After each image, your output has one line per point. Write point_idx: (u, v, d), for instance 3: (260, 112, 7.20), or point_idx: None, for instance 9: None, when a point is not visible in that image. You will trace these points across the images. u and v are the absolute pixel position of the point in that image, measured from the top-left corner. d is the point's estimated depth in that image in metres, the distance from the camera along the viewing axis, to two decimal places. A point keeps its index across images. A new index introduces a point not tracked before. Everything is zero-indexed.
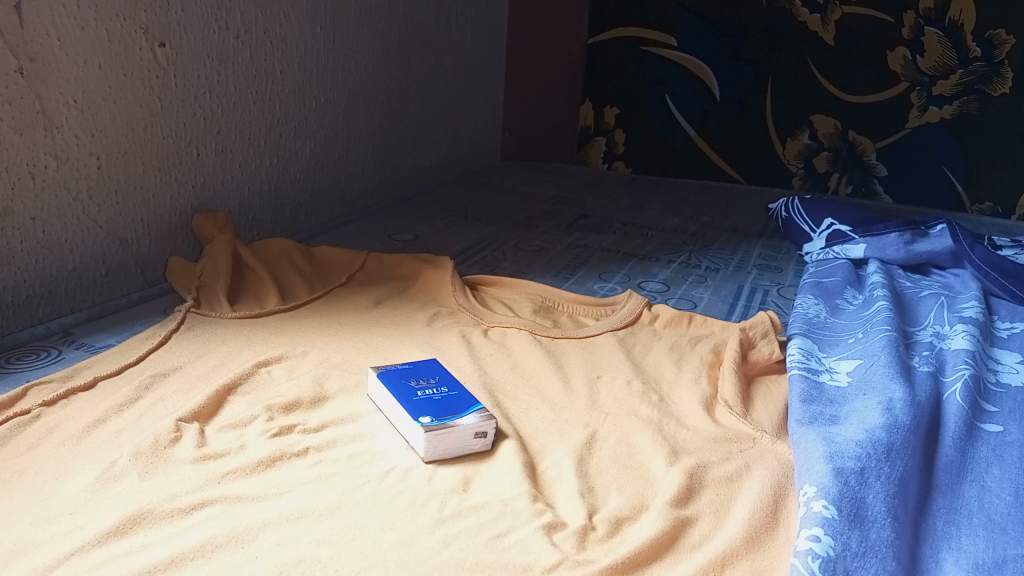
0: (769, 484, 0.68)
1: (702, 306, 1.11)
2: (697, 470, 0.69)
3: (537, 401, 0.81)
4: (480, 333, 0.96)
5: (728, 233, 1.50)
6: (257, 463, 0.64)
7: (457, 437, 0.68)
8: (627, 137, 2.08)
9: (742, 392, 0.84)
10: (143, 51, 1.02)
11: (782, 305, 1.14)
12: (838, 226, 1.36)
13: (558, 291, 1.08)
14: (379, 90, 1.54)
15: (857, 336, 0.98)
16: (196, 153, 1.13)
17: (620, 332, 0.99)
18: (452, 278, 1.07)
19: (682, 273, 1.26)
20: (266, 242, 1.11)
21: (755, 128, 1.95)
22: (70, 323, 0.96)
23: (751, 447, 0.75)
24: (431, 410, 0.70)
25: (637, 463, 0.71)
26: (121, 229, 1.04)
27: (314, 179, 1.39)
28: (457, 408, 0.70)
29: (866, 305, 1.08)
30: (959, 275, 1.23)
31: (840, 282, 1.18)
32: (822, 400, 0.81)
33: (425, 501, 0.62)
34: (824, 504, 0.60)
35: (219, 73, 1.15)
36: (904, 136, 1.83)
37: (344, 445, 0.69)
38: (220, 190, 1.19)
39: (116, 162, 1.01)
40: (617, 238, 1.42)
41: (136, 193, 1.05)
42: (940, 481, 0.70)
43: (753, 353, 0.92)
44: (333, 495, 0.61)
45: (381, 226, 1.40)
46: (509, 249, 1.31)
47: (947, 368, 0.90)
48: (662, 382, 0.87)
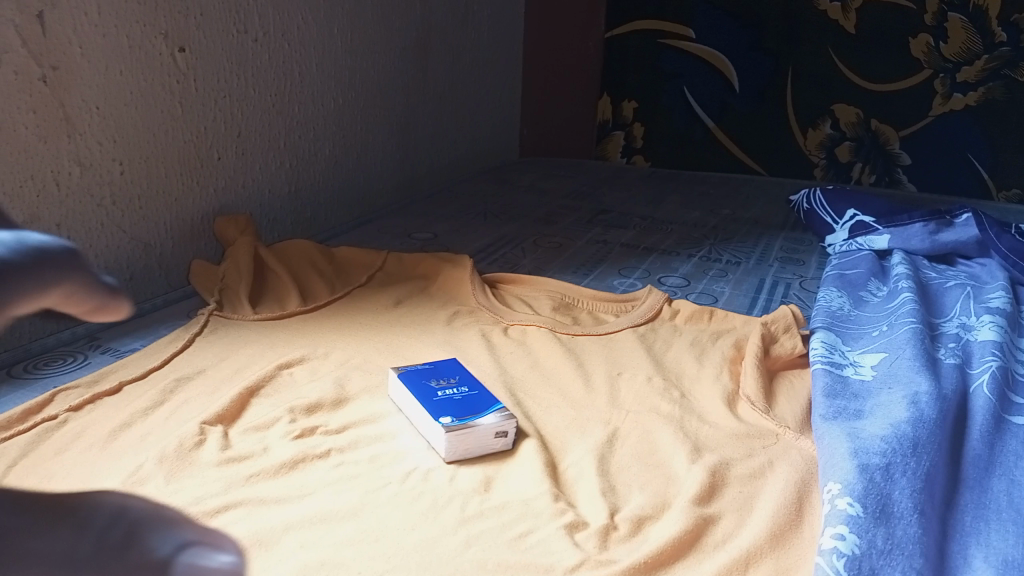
0: (793, 481, 0.67)
1: (723, 301, 1.11)
2: (719, 468, 0.69)
3: (558, 400, 0.81)
4: (500, 332, 0.96)
5: (748, 226, 1.49)
6: (281, 465, 0.65)
7: (478, 436, 0.68)
8: (646, 130, 2.07)
9: (765, 388, 0.83)
10: (163, 57, 1.03)
11: (804, 298, 1.13)
12: (861, 217, 1.34)
13: (578, 288, 1.07)
14: (397, 90, 1.54)
15: (882, 328, 0.96)
16: (216, 156, 1.14)
17: (640, 328, 0.99)
18: (471, 276, 1.07)
19: (703, 267, 1.25)
20: (287, 244, 1.12)
21: (775, 118, 1.93)
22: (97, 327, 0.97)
23: (774, 443, 0.74)
24: (452, 410, 0.70)
25: (659, 460, 0.71)
26: (144, 234, 1.05)
27: (334, 179, 1.40)
28: (477, 408, 0.71)
29: (890, 297, 1.07)
30: (986, 265, 1.21)
31: (863, 273, 1.17)
32: (846, 394, 0.80)
33: (447, 501, 0.62)
34: (849, 501, 0.60)
35: (238, 76, 1.16)
36: (928, 124, 1.80)
37: (366, 446, 0.69)
38: (242, 193, 1.20)
39: (138, 167, 1.03)
40: (637, 233, 1.41)
41: (159, 198, 1.06)
42: (968, 475, 0.69)
43: (776, 347, 0.91)
44: (355, 497, 0.62)
45: (401, 225, 1.40)
46: (529, 246, 1.31)
47: (974, 360, 0.89)
48: (684, 378, 0.87)
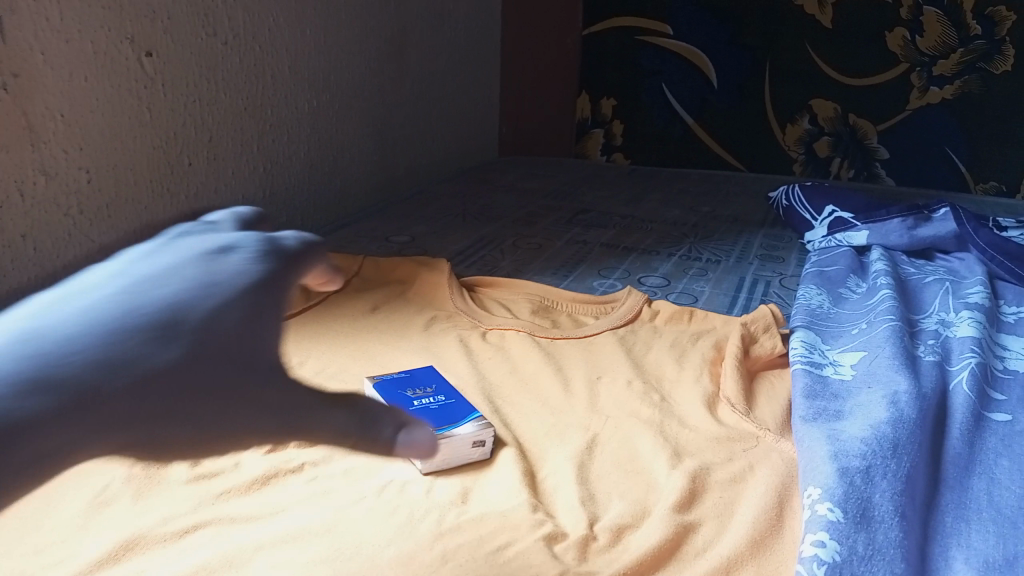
0: (773, 485, 0.67)
1: (703, 300, 1.10)
2: (699, 473, 0.68)
3: (537, 406, 0.80)
4: (479, 336, 0.95)
5: (728, 223, 1.49)
6: (251, 483, 0.64)
7: (455, 447, 0.67)
8: (625, 128, 2.06)
9: (745, 389, 0.83)
10: (129, 61, 1.01)
11: (784, 296, 1.13)
12: (839, 213, 1.34)
13: (557, 291, 1.06)
14: (373, 91, 1.53)
15: (861, 326, 0.96)
16: (187, 162, 1.12)
17: (620, 331, 0.98)
18: (449, 280, 1.05)
19: (683, 266, 1.24)
20: None
21: (754, 114, 1.93)
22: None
23: (754, 446, 0.73)
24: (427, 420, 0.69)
25: (639, 466, 0.70)
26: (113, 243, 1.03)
27: (309, 183, 1.38)
28: (452, 418, 0.70)
29: (869, 294, 1.07)
30: (964, 259, 1.21)
31: (843, 270, 1.17)
32: (825, 394, 0.79)
33: (423, 515, 0.61)
34: (829, 506, 0.59)
35: (207, 79, 1.13)
36: (905, 117, 1.80)
37: (340, 459, 0.68)
38: (214, 199, 1.18)
39: (106, 175, 1.00)
40: (617, 233, 1.40)
41: (128, 206, 1.04)
42: (948, 474, 0.69)
43: (756, 348, 0.91)
44: (329, 513, 0.61)
45: (378, 227, 1.38)
46: (508, 247, 1.30)
47: (953, 357, 0.89)
48: (664, 381, 0.86)
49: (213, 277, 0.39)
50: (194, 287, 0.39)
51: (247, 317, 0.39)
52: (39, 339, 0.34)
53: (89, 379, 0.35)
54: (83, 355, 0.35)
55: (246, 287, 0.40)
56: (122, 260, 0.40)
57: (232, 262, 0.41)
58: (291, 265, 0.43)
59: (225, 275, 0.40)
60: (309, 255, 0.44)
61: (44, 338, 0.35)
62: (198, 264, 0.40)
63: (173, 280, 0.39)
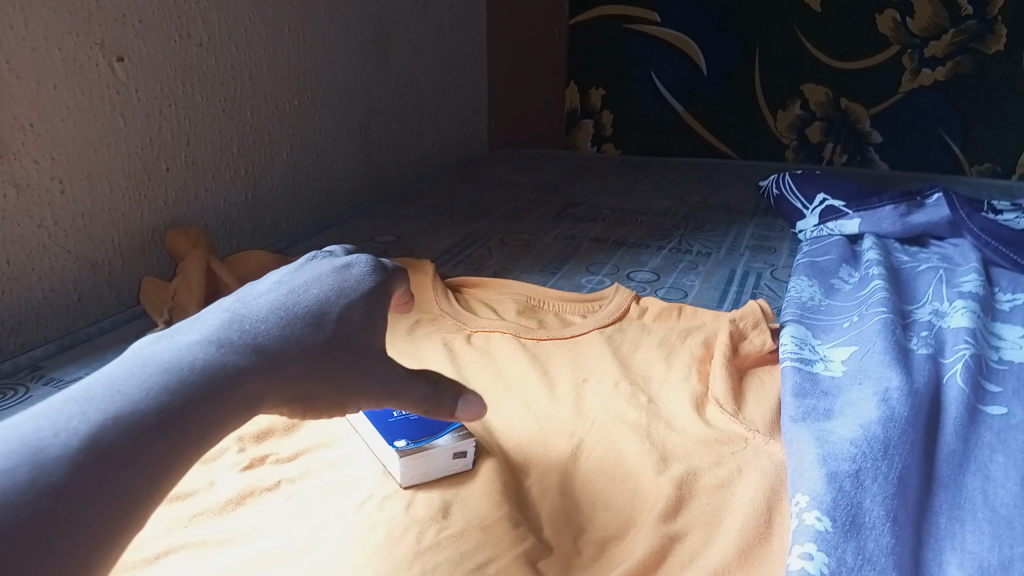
0: (762, 489, 0.65)
1: (693, 295, 1.08)
2: (687, 479, 0.67)
3: (521, 412, 0.78)
4: (463, 339, 0.93)
5: (719, 213, 1.47)
6: (226, 502, 0.63)
7: (438, 456, 0.66)
8: (614, 118, 2.04)
9: (734, 388, 0.81)
10: (101, 67, 0.99)
11: (775, 289, 1.11)
12: (831, 201, 1.32)
13: (543, 290, 1.04)
14: (356, 88, 1.50)
15: (853, 319, 0.94)
16: (165, 168, 1.10)
17: (607, 330, 0.96)
18: (433, 281, 1.04)
19: (673, 260, 1.22)
20: (242, 256, 1.09)
21: (745, 101, 1.90)
22: (41, 356, 0.93)
23: (743, 449, 0.72)
24: (408, 431, 0.67)
25: (624, 472, 0.69)
26: (91, 252, 1.01)
27: (293, 184, 1.36)
28: (435, 426, 0.68)
29: (862, 285, 1.05)
30: (958, 245, 1.19)
31: (835, 259, 1.15)
32: (816, 392, 0.77)
33: (402, 532, 0.60)
34: (817, 515, 0.57)
35: (183, 83, 1.11)
36: (897, 100, 1.78)
37: (318, 474, 0.67)
38: (194, 204, 1.16)
39: (81, 184, 0.99)
40: (606, 227, 1.39)
41: (104, 214, 1.02)
42: (942, 474, 0.67)
43: (745, 344, 0.89)
44: (304, 532, 0.59)
45: (363, 228, 1.36)
46: (495, 245, 1.28)
47: (947, 348, 0.87)
48: (651, 381, 0.85)
49: (343, 284, 0.58)
50: (334, 289, 0.57)
51: (361, 305, 0.57)
52: (233, 322, 0.52)
53: (266, 346, 0.51)
54: (259, 329, 0.52)
55: (362, 289, 0.58)
56: (271, 279, 0.58)
57: (354, 274, 0.59)
58: (389, 280, 0.61)
59: (345, 281, 0.58)
60: (401, 269, 0.64)
61: (232, 323, 0.52)
62: (324, 275, 0.58)
63: (310, 288, 0.57)
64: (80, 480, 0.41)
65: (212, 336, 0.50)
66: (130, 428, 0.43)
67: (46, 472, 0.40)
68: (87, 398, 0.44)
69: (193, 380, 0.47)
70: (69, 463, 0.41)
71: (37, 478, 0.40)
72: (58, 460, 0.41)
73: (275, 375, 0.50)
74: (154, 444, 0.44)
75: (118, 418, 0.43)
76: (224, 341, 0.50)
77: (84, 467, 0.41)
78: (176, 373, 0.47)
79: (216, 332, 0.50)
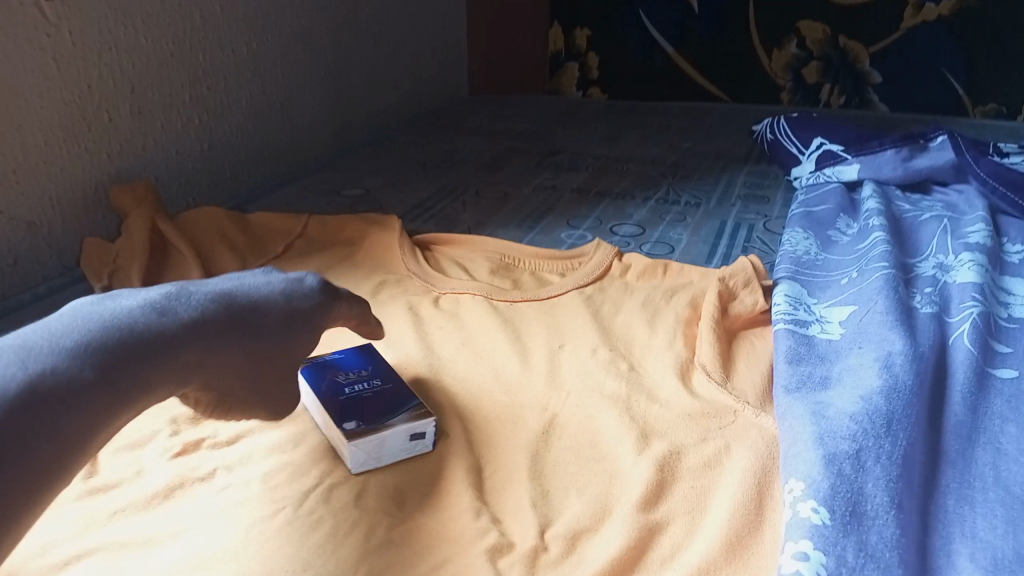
0: (752, 469, 0.59)
1: (681, 250, 1.01)
2: (669, 459, 0.60)
3: (490, 383, 0.71)
4: (431, 302, 0.86)
5: (709, 161, 1.38)
6: (152, 496, 0.56)
7: (393, 441, 0.59)
8: (601, 60, 1.93)
9: (723, 354, 0.74)
10: (26, 8, 0.88)
11: (768, 242, 1.03)
12: (828, 145, 1.24)
13: (518, 246, 0.97)
14: (321, 30, 1.40)
15: (852, 275, 0.87)
16: (107, 118, 1.01)
17: (587, 290, 0.88)
18: (400, 239, 0.96)
19: (660, 211, 1.15)
20: (193, 214, 1.00)
21: (738, 40, 1.80)
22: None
23: (731, 423, 0.65)
24: (359, 411, 0.60)
25: (601, 452, 0.62)
26: (27, 212, 0.93)
27: (254, 134, 1.27)
28: (389, 405, 0.61)
29: (861, 237, 0.97)
30: (963, 191, 1.11)
31: (832, 209, 1.07)
32: (811, 358, 0.70)
33: (349, 530, 0.53)
34: (814, 506, 0.51)
35: (124, 25, 1.01)
36: (899, 38, 1.68)
37: (259, 460, 0.60)
38: (142, 157, 1.07)
39: (10, 138, 0.89)
40: (589, 176, 1.30)
41: (40, 170, 0.93)
42: (949, 448, 0.61)
43: (735, 305, 0.82)
44: (238, 530, 0.53)
45: (330, 180, 1.27)
46: (470, 197, 1.20)
47: (953, 306, 0.80)
48: (633, 346, 0.78)
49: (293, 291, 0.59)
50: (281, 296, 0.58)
51: (306, 319, 0.59)
52: (174, 301, 0.51)
53: (203, 326, 0.51)
54: (205, 311, 0.52)
55: (310, 300, 0.60)
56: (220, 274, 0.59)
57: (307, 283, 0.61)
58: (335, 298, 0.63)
59: (296, 292, 0.59)
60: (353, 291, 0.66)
61: (176, 298, 0.51)
62: (274, 280, 0.60)
63: (260, 288, 0.58)
64: (6, 423, 0.38)
65: (155, 307, 0.50)
66: (66, 380, 0.42)
67: None
68: (22, 347, 0.43)
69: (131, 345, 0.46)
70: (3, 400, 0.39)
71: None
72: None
73: (209, 358, 0.50)
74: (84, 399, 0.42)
75: (54, 367, 0.42)
76: (167, 315, 0.49)
77: (19, 407, 0.39)
78: (118, 335, 0.46)
79: (160, 304, 0.50)
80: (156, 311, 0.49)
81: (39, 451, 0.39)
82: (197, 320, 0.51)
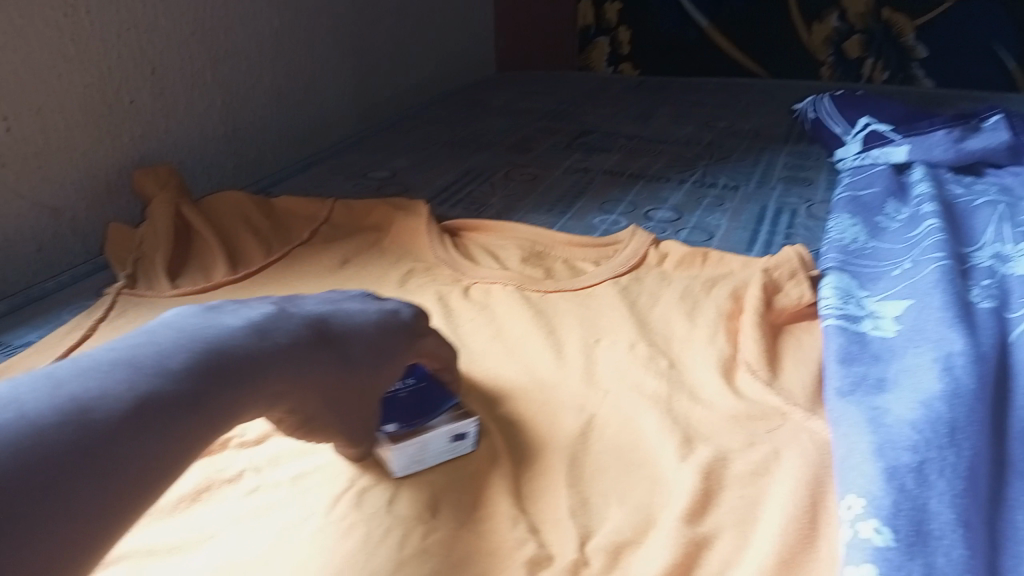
0: (805, 478, 0.56)
1: (719, 237, 0.96)
2: (715, 466, 0.57)
3: (524, 381, 0.68)
4: (461, 293, 0.83)
5: (747, 141, 1.33)
6: (179, 500, 0.54)
7: (433, 447, 0.56)
8: (632, 35, 1.88)
9: (768, 351, 0.71)
10: None
11: (812, 228, 0.99)
12: (875, 125, 1.18)
13: (550, 233, 0.93)
14: (345, 6, 1.36)
15: (905, 266, 0.82)
16: (129, 100, 0.99)
17: (622, 280, 0.85)
18: (428, 226, 0.93)
19: (696, 195, 1.10)
20: (218, 198, 0.98)
21: (775, 13, 1.74)
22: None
23: (780, 426, 0.62)
24: (397, 411, 0.57)
25: (642, 457, 0.59)
26: (50, 197, 0.90)
27: (278, 115, 1.24)
28: (429, 405, 0.58)
29: (912, 224, 0.92)
30: (1019, 174, 1.05)
31: (880, 193, 1.02)
32: (864, 357, 0.67)
33: (382, 535, 0.50)
34: (876, 527, 0.48)
35: (144, 3, 0.98)
36: (946, 10, 1.61)
37: (287, 461, 0.58)
38: (165, 139, 1.04)
39: (29, 122, 0.87)
40: (622, 158, 1.26)
41: (62, 154, 0.91)
42: (1016, 456, 0.57)
43: (780, 298, 0.78)
44: (267, 537, 0.50)
45: (355, 162, 1.24)
46: (499, 180, 1.16)
47: (1014, 300, 0.75)
48: (673, 341, 0.74)
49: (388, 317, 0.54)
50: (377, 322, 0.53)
51: (399, 350, 0.54)
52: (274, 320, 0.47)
53: (300, 349, 0.46)
54: (302, 331, 0.47)
55: (403, 330, 0.55)
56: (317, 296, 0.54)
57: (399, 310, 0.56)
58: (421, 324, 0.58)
59: (391, 319, 0.54)
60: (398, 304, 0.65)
61: (278, 317, 0.47)
62: (370, 305, 0.55)
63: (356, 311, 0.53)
64: (103, 447, 0.34)
65: (257, 329, 0.45)
66: (158, 405, 0.37)
67: (78, 421, 0.34)
68: (120, 366, 0.38)
69: (223, 369, 0.41)
70: (73, 438, 0.33)
71: (37, 445, 0.32)
72: (65, 428, 0.33)
73: (301, 383, 0.46)
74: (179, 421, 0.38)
75: (158, 385, 0.38)
76: (267, 338, 0.45)
77: (112, 436, 0.35)
78: (220, 352, 0.42)
79: (261, 325, 0.46)
80: (251, 333, 0.45)
81: (131, 474, 0.35)
82: (294, 344, 0.46)
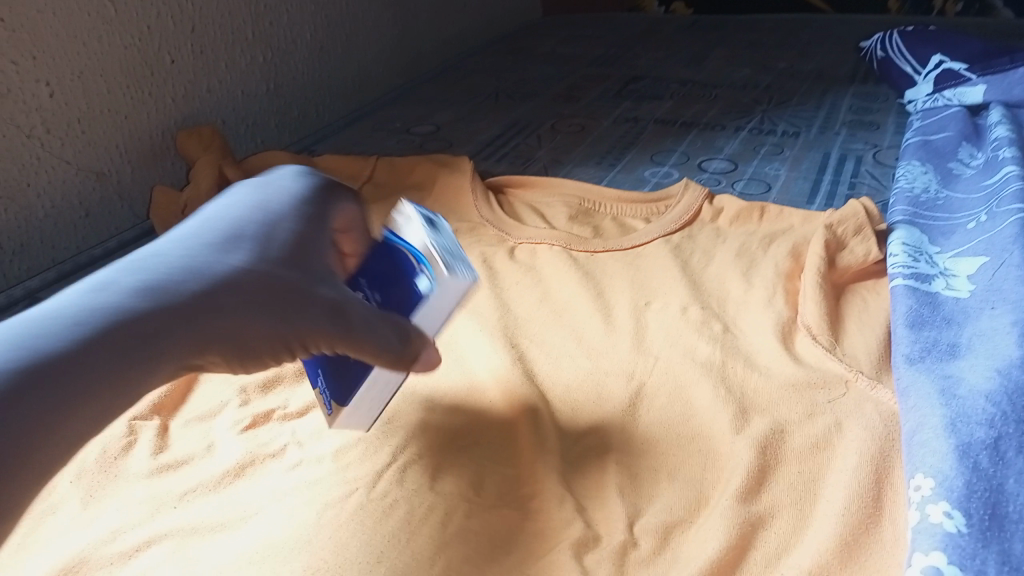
0: (869, 452, 0.52)
1: (778, 188, 0.92)
2: (772, 439, 0.54)
3: (571, 348, 0.66)
4: (505, 254, 0.81)
5: (808, 83, 1.26)
6: (222, 475, 0.54)
7: (422, 230, 0.51)
8: None
9: (831, 314, 0.67)
10: None
11: (878, 177, 0.93)
12: (949, 63, 1.09)
13: (598, 189, 0.90)
14: None
15: (980, 218, 0.76)
16: (169, 60, 0.97)
17: (674, 238, 0.81)
18: (472, 183, 0.90)
19: (753, 144, 1.05)
20: (261, 159, 0.97)
21: None
22: (37, 285, 0.82)
23: (843, 396, 0.58)
24: (400, 282, 0.51)
25: (694, 428, 0.56)
26: (94, 162, 0.90)
27: (320, 69, 1.21)
28: (384, 254, 0.53)
29: (988, 171, 0.86)
30: None
31: (953, 138, 0.95)
32: (935, 320, 0.62)
33: (424, 516, 0.50)
34: (947, 510, 0.45)
35: None
36: None
37: (330, 434, 0.57)
38: (207, 99, 1.03)
39: (72, 86, 0.86)
40: (674, 105, 1.20)
41: (105, 118, 0.90)
42: None
43: (844, 256, 0.73)
44: (310, 515, 0.50)
45: (399, 117, 1.22)
46: (546, 132, 1.12)
47: None
48: (728, 303, 0.71)
49: (280, 188, 0.49)
50: (278, 197, 0.48)
51: (318, 215, 0.49)
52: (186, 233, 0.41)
53: (234, 250, 0.41)
54: (225, 236, 0.42)
55: (304, 194, 0.49)
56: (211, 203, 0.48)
57: (286, 176, 0.51)
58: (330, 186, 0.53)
59: (286, 188, 0.49)
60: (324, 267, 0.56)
61: (191, 232, 0.41)
62: (267, 183, 0.50)
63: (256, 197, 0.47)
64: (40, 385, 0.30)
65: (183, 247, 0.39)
66: (52, 365, 0.31)
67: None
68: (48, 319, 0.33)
69: (171, 274, 0.37)
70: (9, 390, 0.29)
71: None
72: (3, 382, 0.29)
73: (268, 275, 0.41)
74: (128, 345, 0.33)
75: (91, 318, 0.33)
76: (200, 252, 0.39)
77: (69, 359, 0.31)
78: (159, 275, 0.36)
79: (185, 243, 0.40)
80: (134, 261, 0.38)
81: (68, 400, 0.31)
82: (224, 238, 0.42)
